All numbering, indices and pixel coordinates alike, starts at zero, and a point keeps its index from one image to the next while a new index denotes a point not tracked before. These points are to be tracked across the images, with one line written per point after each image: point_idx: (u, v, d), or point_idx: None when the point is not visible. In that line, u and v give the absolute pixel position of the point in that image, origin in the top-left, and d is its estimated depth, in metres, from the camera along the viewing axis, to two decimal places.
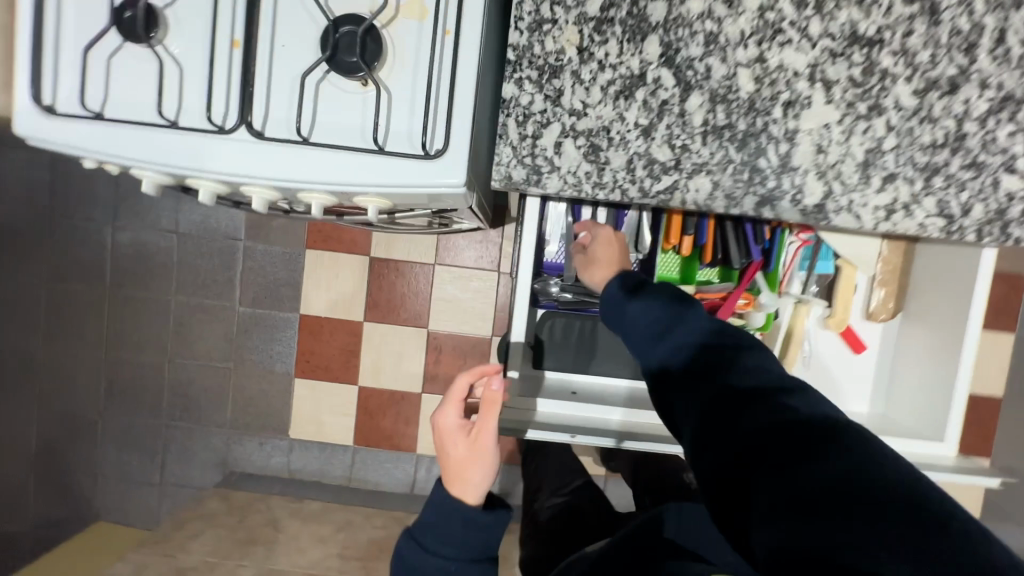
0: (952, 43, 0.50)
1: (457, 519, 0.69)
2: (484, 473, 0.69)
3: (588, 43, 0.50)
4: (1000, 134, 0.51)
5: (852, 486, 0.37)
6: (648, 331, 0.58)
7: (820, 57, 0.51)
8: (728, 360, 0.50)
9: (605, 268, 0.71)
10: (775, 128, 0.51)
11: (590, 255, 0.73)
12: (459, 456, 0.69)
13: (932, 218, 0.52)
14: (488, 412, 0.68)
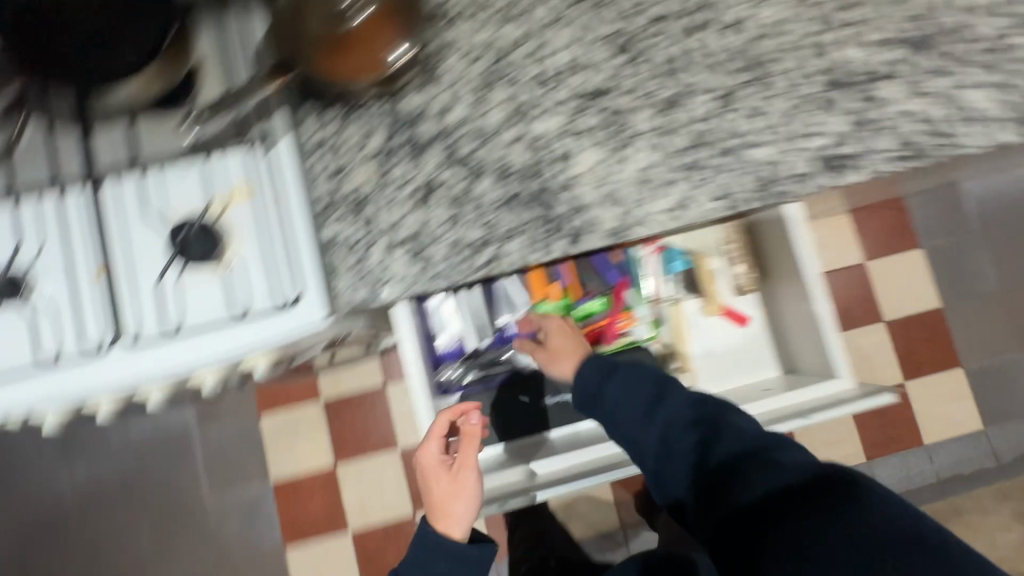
0: (662, 70, 0.62)
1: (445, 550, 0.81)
2: (466, 503, 0.84)
3: (381, 172, 0.60)
4: (731, 120, 0.62)
5: (829, 538, 0.54)
6: (637, 417, 0.76)
7: (567, 116, 0.61)
8: (736, 454, 0.64)
9: (563, 359, 0.94)
10: (555, 180, 0.60)
11: (551, 348, 0.97)
12: (445, 489, 0.85)
13: (711, 202, 0.61)
14: (466, 443, 0.86)
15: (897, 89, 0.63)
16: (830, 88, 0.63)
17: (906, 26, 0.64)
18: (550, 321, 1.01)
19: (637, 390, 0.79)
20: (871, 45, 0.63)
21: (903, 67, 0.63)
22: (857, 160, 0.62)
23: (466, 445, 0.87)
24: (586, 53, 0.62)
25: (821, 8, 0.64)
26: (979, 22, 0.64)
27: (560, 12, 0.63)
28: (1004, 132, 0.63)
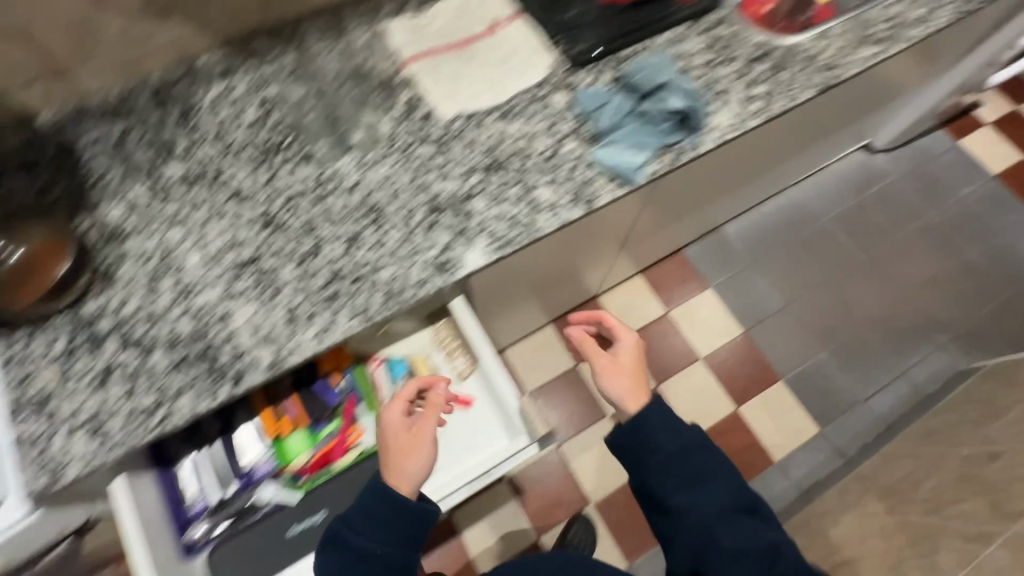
0: (300, 231, 0.80)
1: (394, 498, 0.72)
2: (417, 462, 0.75)
3: (67, 370, 0.71)
4: (358, 255, 0.78)
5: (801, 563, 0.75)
6: (697, 459, 0.79)
7: (225, 284, 0.76)
8: (717, 530, 0.75)
9: (416, 455, 0.75)
10: (218, 338, 0.73)
11: (618, 363, 0.90)
12: (402, 439, 0.76)
13: (350, 321, 0.75)
14: (431, 415, 0.78)
15: (482, 203, 0.82)
16: (432, 213, 0.82)
17: (482, 158, 0.86)
18: (622, 332, 0.93)
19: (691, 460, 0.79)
20: (458, 176, 0.84)
21: (484, 185, 0.84)
22: (461, 260, 0.79)
23: (431, 415, 0.79)
24: (238, 234, 0.79)
25: (418, 161, 0.85)
26: (534, 143, 0.87)
27: (216, 209, 0.81)
28: (570, 211, 0.82)
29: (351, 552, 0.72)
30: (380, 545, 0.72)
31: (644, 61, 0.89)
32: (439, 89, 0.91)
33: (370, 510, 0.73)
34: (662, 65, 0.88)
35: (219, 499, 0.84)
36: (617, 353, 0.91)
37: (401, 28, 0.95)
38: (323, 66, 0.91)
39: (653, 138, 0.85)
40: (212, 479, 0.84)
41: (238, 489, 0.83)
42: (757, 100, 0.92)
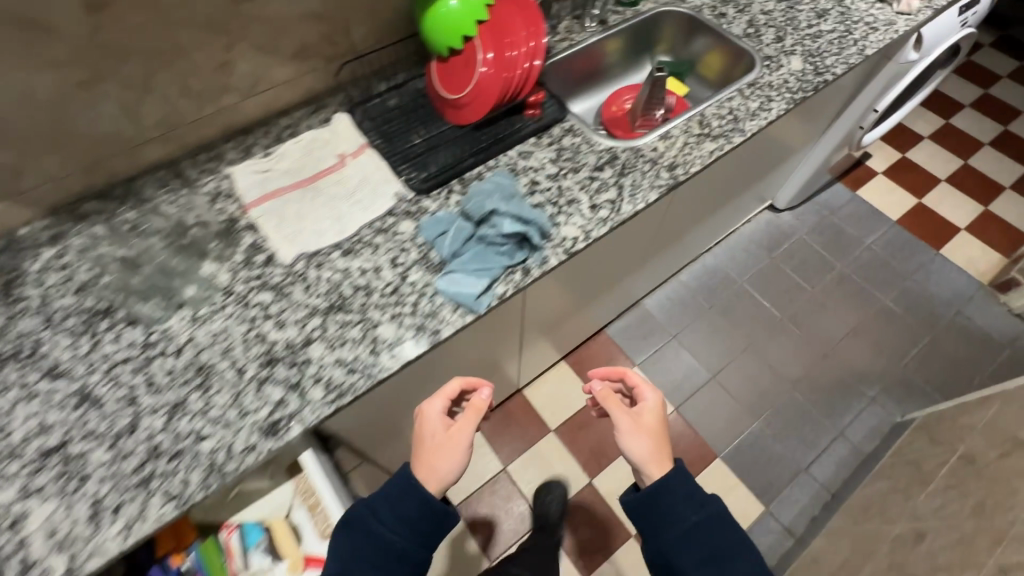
0: (118, 405, 0.74)
1: (418, 495, 0.74)
2: (452, 457, 0.78)
3: None
4: (181, 425, 0.72)
5: None
6: (717, 543, 0.71)
7: (25, 480, 0.68)
8: None
9: (453, 454, 0.78)
10: (8, 548, 0.65)
11: (641, 422, 0.80)
12: (437, 438, 0.78)
13: (165, 506, 0.67)
14: (471, 415, 0.80)
15: (319, 350, 0.78)
16: (267, 367, 0.77)
17: (322, 299, 0.83)
18: (645, 387, 0.84)
19: (711, 534, 0.71)
20: (297, 322, 0.81)
21: (325, 328, 0.80)
22: (295, 417, 0.73)
23: (470, 416, 0.81)
24: (47, 417, 0.73)
25: (254, 310, 0.82)
26: (377, 278, 0.85)
27: (25, 391, 0.75)
28: (415, 346, 0.79)
29: (368, 538, 0.72)
30: (399, 539, 0.72)
31: (485, 182, 0.90)
32: (281, 231, 0.89)
33: (400, 497, 0.73)
34: (502, 186, 0.89)
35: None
36: (638, 412, 0.82)
37: (246, 173, 0.96)
38: (162, 220, 0.90)
39: (494, 261, 0.84)
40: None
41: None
42: (602, 207, 0.93)
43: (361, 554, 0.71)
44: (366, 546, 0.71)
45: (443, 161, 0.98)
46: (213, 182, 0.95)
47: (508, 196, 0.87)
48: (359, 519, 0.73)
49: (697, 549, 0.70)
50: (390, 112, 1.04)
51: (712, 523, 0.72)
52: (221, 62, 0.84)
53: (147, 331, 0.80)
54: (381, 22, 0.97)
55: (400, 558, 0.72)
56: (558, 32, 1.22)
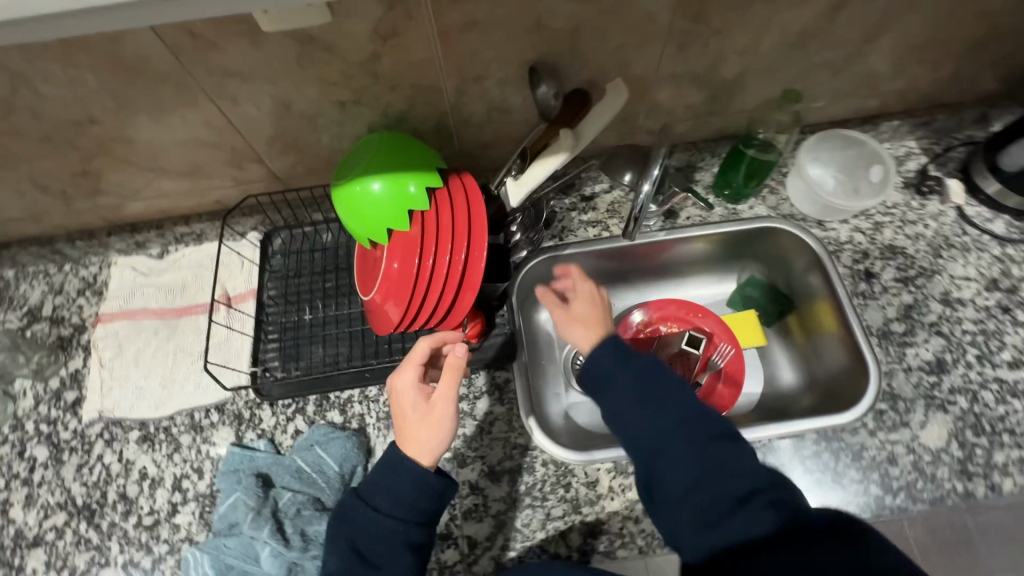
0: None
1: (408, 474, 0.57)
2: (421, 427, 0.59)
3: None
4: None
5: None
6: (660, 402, 0.55)
7: None
8: (735, 495, 0.48)
9: (437, 427, 0.58)
10: None
11: (578, 315, 0.69)
12: (419, 411, 0.60)
13: None
14: (449, 379, 0.60)
15: (38, 560, 0.66)
16: None
17: (83, 491, 0.69)
18: (585, 288, 0.71)
19: (694, 410, 0.54)
20: (45, 506, 0.69)
21: (64, 533, 0.67)
22: None
23: (448, 378, 0.60)
24: None
25: (21, 464, 0.71)
26: (149, 495, 0.68)
27: None
28: None
29: (365, 529, 0.56)
30: (389, 520, 0.56)
31: (293, 454, 0.69)
32: (107, 371, 0.75)
33: (390, 478, 0.57)
34: (307, 471, 0.67)
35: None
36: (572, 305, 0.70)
37: (124, 272, 0.81)
38: (25, 298, 0.81)
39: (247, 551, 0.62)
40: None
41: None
42: (452, 547, 0.64)
43: (356, 551, 0.56)
44: (364, 541, 0.56)
45: (315, 363, 0.74)
46: (92, 268, 0.83)
47: (302, 497, 0.65)
48: (354, 522, 0.57)
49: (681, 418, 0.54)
50: (312, 252, 0.82)
51: (687, 418, 0.54)
52: (79, 170, 0.67)
53: None
54: (312, 157, 0.72)
55: (400, 549, 0.56)
56: (595, 207, 0.84)
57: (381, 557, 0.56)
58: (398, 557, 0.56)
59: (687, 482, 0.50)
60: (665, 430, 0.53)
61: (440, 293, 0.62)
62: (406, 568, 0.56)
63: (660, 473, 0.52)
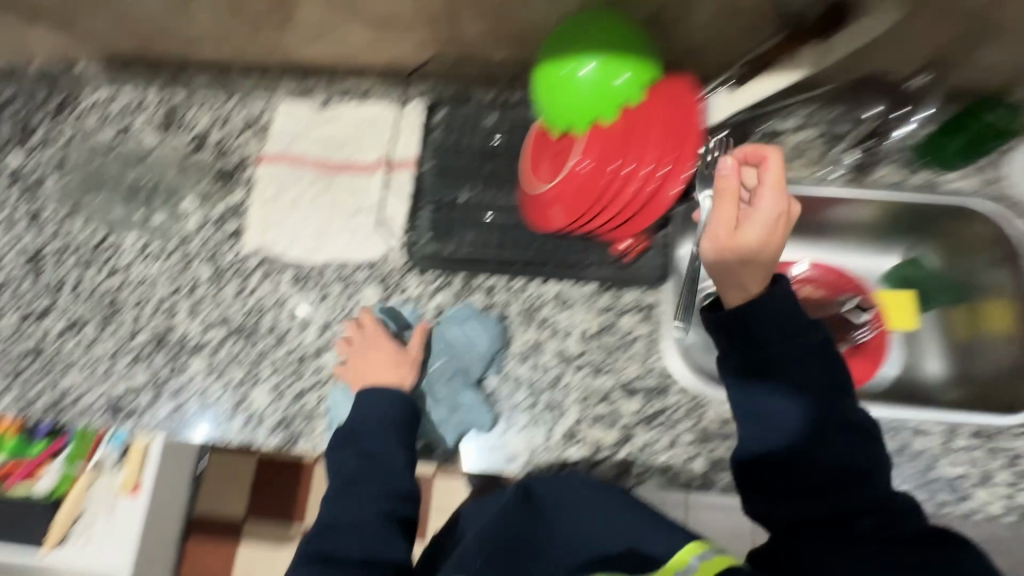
0: (46, 288, 0.77)
1: (383, 400, 0.65)
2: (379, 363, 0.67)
3: None
4: (65, 345, 0.74)
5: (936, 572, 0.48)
6: (792, 357, 0.54)
7: None
8: (829, 456, 0.52)
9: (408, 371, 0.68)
10: None
11: (751, 236, 0.55)
12: (722, 235, 0.56)
13: (12, 405, 0.72)
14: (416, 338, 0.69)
15: (198, 366, 0.72)
16: (154, 346, 0.73)
17: (240, 315, 0.74)
18: (772, 191, 0.56)
19: (819, 365, 0.54)
20: (207, 319, 0.74)
21: (223, 347, 0.73)
22: (135, 414, 0.71)
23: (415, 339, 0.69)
24: (5, 258, 0.79)
25: (186, 278, 0.76)
26: (299, 333, 0.73)
27: (11, 219, 0.81)
28: (271, 432, 0.69)
29: (348, 452, 0.64)
30: (378, 428, 0.64)
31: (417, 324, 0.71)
32: (266, 210, 0.78)
33: (362, 415, 0.65)
34: (451, 344, 0.69)
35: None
36: (757, 208, 0.56)
37: (288, 116, 0.82)
38: (194, 123, 0.83)
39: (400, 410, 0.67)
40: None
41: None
42: (576, 446, 0.66)
43: (360, 454, 0.64)
44: (360, 444, 0.64)
45: (465, 244, 0.74)
46: (257, 106, 0.83)
47: (451, 368, 0.69)
48: (351, 435, 0.64)
49: (809, 369, 0.53)
50: (470, 141, 0.78)
51: (812, 374, 0.54)
52: None
53: (109, 232, 0.79)
54: (507, 28, 0.67)
55: (395, 448, 0.64)
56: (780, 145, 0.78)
57: (378, 458, 0.64)
58: (394, 454, 0.64)
59: (786, 430, 0.53)
60: (786, 379, 0.54)
61: (620, 202, 0.61)
62: (399, 467, 0.64)
63: (763, 411, 0.54)
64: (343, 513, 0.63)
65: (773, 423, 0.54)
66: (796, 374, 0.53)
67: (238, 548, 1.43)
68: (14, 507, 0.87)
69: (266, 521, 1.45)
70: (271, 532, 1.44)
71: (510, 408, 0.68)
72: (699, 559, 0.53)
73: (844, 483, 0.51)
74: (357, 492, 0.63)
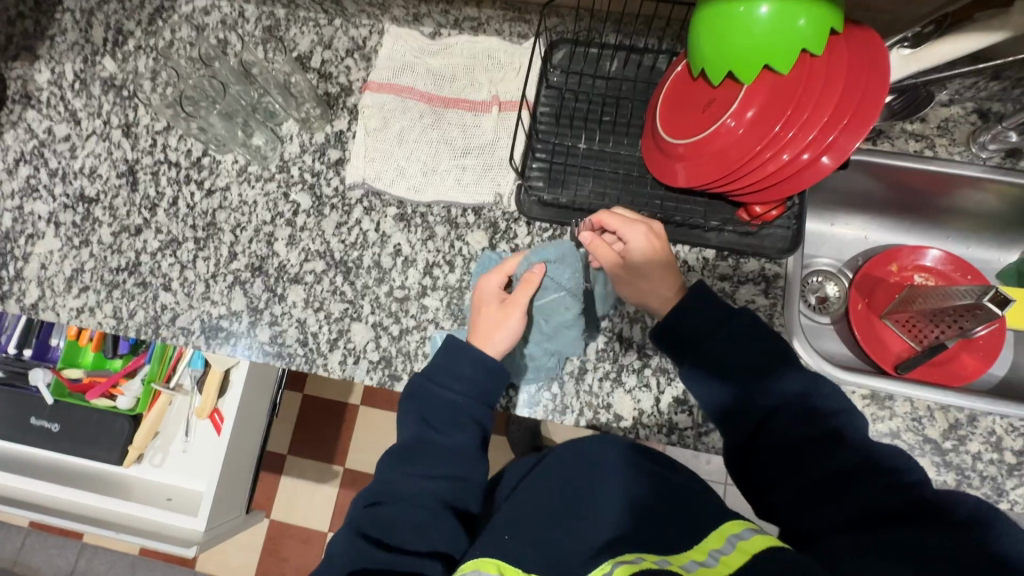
0: (141, 204, 0.75)
1: (469, 354, 0.57)
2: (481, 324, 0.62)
3: None
4: (161, 264, 0.73)
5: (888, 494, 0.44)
6: (728, 336, 0.55)
7: (56, 208, 0.76)
8: (789, 427, 0.50)
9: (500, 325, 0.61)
10: (16, 250, 0.75)
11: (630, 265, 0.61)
12: (617, 273, 0.62)
13: (107, 319, 0.72)
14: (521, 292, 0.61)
15: (297, 296, 0.70)
16: (252, 273, 0.71)
17: (341, 249, 0.71)
18: (628, 227, 0.61)
19: (751, 342, 0.54)
20: (307, 250, 0.72)
21: (322, 279, 0.71)
22: (232, 340, 0.70)
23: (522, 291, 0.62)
24: (98, 168, 0.76)
25: (285, 206, 0.73)
26: (402, 272, 0.70)
27: (103, 129, 0.78)
28: (370, 370, 0.68)
29: (426, 404, 0.57)
30: (461, 397, 0.57)
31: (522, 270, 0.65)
32: (371, 141, 0.74)
33: (451, 362, 0.58)
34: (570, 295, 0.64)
35: (15, 352, 0.86)
36: (622, 255, 0.62)
37: (396, 42, 0.77)
38: (295, 43, 0.78)
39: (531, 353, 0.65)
40: (14, 336, 0.86)
41: (30, 358, 0.87)
42: (686, 413, 0.64)
43: (426, 421, 0.56)
44: (432, 412, 0.56)
45: (583, 194, 0.69)
46: (363, 30, 0.78)
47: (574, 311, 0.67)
48: (427, 399, 0.57)
49: (745, 347, 0.54)
50: (593, 79, 0.73)
51: (742, 360, 0.54)
52: None
53: (206, 151, 0.76)
54: None
55: (468, 424, 0.57)
56: (923, 119, 0.73)
57: (444, 425, 0.56)
58: (465, 431, 0.56)
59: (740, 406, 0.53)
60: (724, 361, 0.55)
61: (767, 167, 0.58)
62: (469, 440, 0.56)
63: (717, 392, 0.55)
64: (395, 485, 0.53)
65: (729, 400, 0.54)
66: (738, 357, 0.54)
67: (281, 481, 1.46)
68: (96, 419, 0.88)
69: (309, 459, 1.46)
70: (312, 468, 1.46)
71: (619, 368, 0.66)
72: (736, 538, 0.42)
73: (832, 461, 0.48)
74: (415, 468, 0.53)
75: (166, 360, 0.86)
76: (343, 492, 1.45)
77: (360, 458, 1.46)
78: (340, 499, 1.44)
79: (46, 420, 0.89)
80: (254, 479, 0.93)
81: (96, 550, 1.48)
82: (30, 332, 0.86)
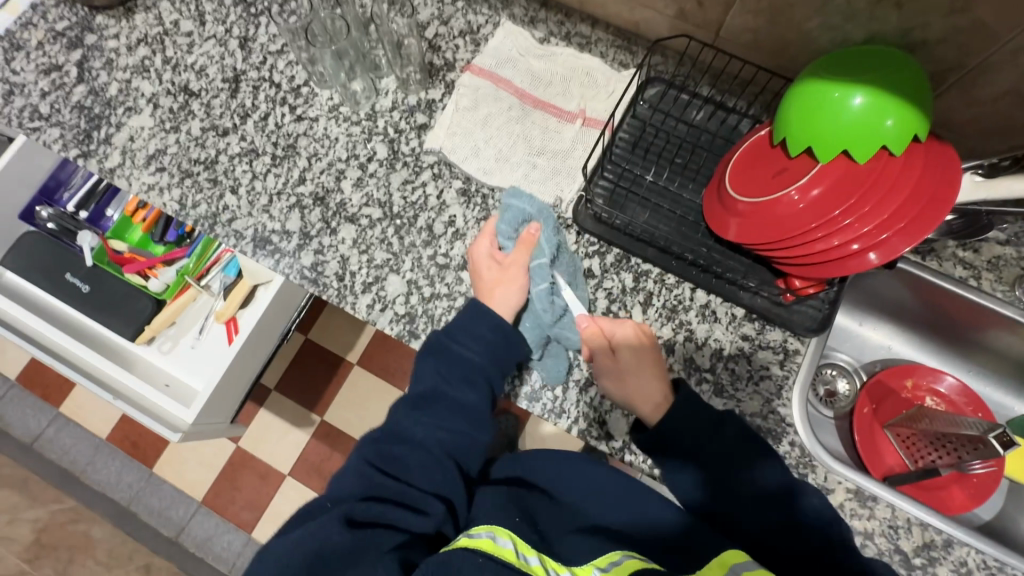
0: (235, 110, 0.80)
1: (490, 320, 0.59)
2: (514, 290, 0.66)
3: (55, 42, 0.84)
4: (236, 169, 0.77)
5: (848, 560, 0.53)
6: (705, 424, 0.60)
7: (159, 91, 0.81)
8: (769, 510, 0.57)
9: (506, 283, 0.66)
10: (111, 118, 0.80)
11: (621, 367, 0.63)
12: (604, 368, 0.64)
13: (171, 203, 0.76)
14: (522, 249, 0.67)
15: (348, 234, 0.74)
16: (313, 201, 0.76)
17: (401, 204, 0.75)
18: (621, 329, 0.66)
19: (724, 432, 0.59)
20: (370, 196, 0.76)
21: (376, 225, 0.74)
22: (278, 255, 0.74)
23: (521, 251, 0.68)
24: (208, 68, 0.82)
25: (363, 150, 0.78)
26: (449, 242, 0.74)
27: (223, 36, 0.84)
28: (393, 320, 0.71)
29: (451, 361, 0.58)
30: (480, 358, 0.58)
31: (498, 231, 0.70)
32: (458, 117, 0.78)
33: (471, 322, 0.60)
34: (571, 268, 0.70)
35: (71, 211, 0.93)
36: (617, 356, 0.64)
37: (508, 36, 0.82)
38: (417, 11, 0.83)
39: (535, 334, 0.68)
40: (77, 194, 0.94)
41: (83, 220, 0.93)
42: None
43: (441, 376, 0.58)
44: (449, 368, 0.58)
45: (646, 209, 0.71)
46: (480, 17, 0.83)
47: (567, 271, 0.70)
48: (450, 358, 0.58)
49: (717, 437, 0.59)
50: (676, 121, 0.76)
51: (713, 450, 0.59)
52: None
53: (307, 82, 0.81)
54: (777, 30, 0.66)
55: (480, 384, 0.58)
56: (976, 252, 0.75)
57: (459, 384, 0.57)
58: (476, 391, 0.57)
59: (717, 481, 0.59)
60: (698, 446, 0.59)
61: (816, 244, 0.60)
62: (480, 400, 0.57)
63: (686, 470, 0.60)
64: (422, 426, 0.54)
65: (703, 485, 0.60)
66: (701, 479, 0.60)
67: (259, 412, 1.48)
68: (122, 292, 0.92)
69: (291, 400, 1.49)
70: (292, 410, 1.48)
71: None
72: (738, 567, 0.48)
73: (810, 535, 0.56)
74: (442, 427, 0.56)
75: (203, 258, 0.93)
76: (313, 441, 1.46)
77: (340, 415, 1.48)
78: (308, 448, 1.46)
79: (79, 279, 0.92)
80: (247, 395, 0.96)
81: (66, 423, 1.51)
82: (95, 195, 0.94)
